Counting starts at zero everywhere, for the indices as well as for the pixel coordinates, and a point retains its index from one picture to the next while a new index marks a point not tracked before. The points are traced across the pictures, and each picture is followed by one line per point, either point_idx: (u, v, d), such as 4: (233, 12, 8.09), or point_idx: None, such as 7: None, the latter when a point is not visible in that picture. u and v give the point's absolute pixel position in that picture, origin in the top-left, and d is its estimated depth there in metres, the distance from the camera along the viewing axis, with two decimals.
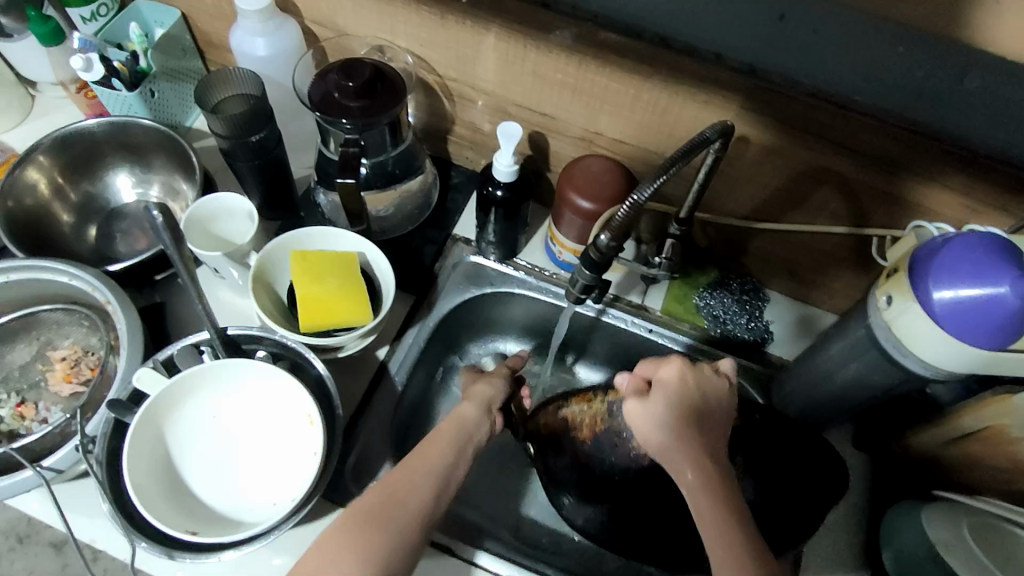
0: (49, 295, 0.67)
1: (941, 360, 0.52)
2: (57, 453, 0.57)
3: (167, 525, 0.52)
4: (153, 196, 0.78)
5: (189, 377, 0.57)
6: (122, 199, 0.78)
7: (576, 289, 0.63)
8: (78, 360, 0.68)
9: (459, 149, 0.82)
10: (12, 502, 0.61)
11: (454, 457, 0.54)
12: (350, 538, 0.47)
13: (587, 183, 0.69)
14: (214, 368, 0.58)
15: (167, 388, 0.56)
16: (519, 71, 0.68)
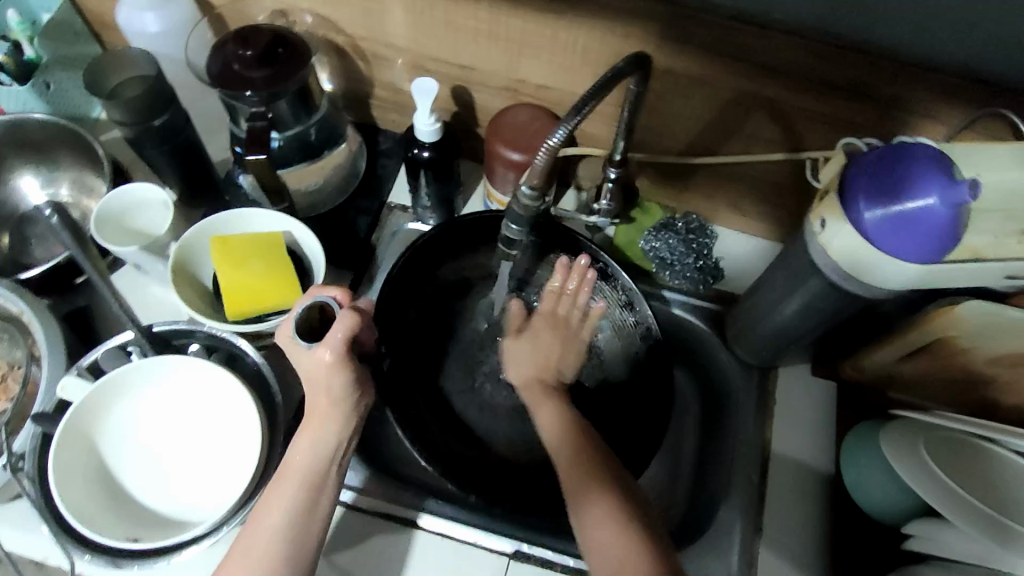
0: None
1: (878, 281, 0.51)
2: None
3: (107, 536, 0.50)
4: (64, 195, 0.74)
5: (110, 381, 0.54)
6: (32, 203, 0.74)
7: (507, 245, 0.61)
8: (4, 375, 0.64)
9: (384, 112, 0.78)
10: None
11: (307, 503, 0.50)
12: None
13: (515, 135, 0.67)
14: (138, 368, 0.55)
15: (89, 396, 0.53)
16: (430, 22, 0.64)
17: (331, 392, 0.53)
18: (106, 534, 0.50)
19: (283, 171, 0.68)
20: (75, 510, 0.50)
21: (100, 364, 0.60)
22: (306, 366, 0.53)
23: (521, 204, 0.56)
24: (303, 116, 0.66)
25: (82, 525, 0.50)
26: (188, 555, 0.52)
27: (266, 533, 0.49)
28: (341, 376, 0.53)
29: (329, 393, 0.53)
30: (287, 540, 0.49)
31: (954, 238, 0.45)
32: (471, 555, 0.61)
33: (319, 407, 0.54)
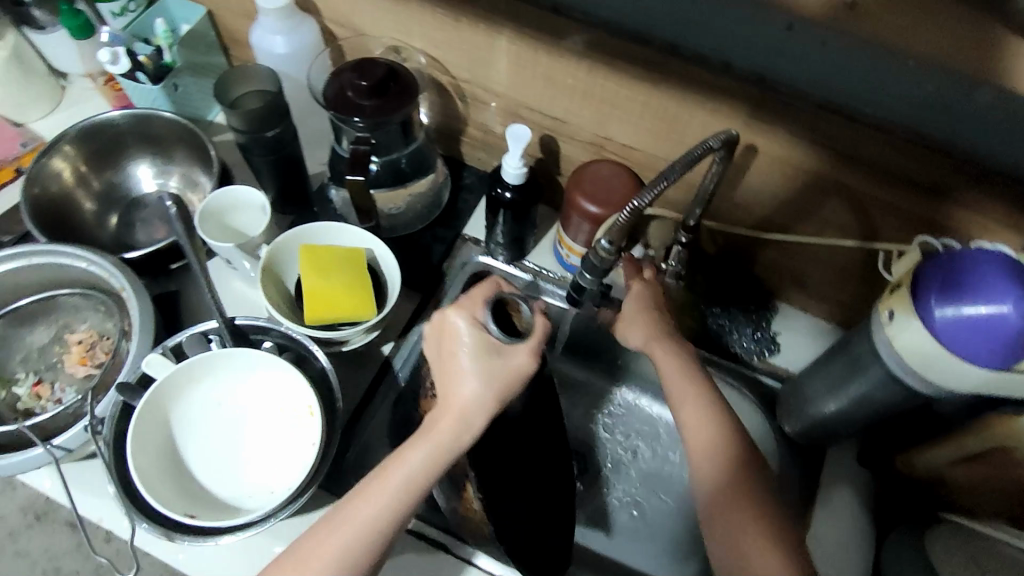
0: (60, 279, 0.69)
1: (943, 379, 0.51)
2: (68, 432, 0.59)
3: (167, 507, 0.53)
4: (172, 187, 0.80)
5: (194, 365, 0.59)
6: (142, 190, 0.80)
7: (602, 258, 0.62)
8: (93, 343, 0.70)
9: (471, 149, 0.83)
10: (24, 478, 0.64)
11: (394, 513, 0.49)
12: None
13: (595, 188, 0.70)
14: (222, 355, 0.59)
15: (173, 375, 0.58)
16: (532, 75, 0.68)
17: (473, 409, 0.51)
18: (169, 506, 0.54)
19: (373, 192, 0.72)
20: (145, 479, 0.54)
21: (183, 347, 0.64)
22: (476, 362, 0.51)
23: (599, 254, 0.62)
24: (399, 145, 0.71)
25: (150, 494, 0.53)
26: (235, 540, 0.54)
27: (338, 535, 0.49)
28: (516, 388, 0.52)
29: (467, 408, 0.51)
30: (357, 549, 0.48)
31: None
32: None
33: (457, 410, 0.51)
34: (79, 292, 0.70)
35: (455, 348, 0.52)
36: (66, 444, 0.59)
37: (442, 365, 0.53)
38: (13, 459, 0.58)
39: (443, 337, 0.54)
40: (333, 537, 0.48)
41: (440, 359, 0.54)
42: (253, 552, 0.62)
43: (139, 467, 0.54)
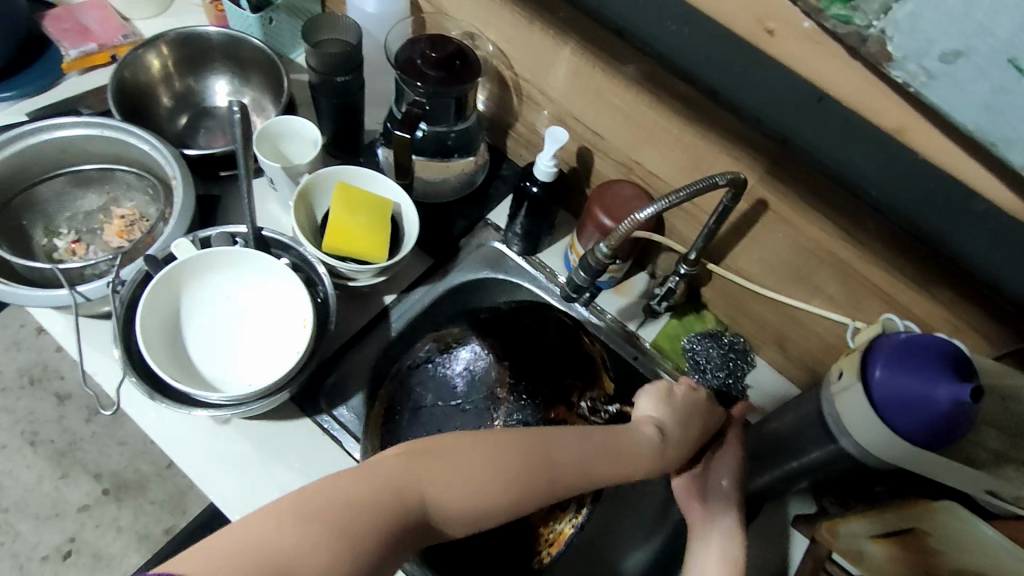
0: (123, 157, 0.76)
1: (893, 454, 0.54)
2: (92, 283, 0.65)
3: (159, 366, 0.59)
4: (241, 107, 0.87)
5: (220, 254, 0.65)
6: (215, 102, 0.87)
7: (598, 257, 0.71)
8: (133, 221, 0.77)
9: (515, 144, 0.88)
10: (40, 316, 0.71)
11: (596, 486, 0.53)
12: (512, 455, 0.49)
13: (614, 205, 0.75)
14: (244, 254, 0.66)
15: (197, 257, 0.64)
16: (584, 88, 0.74)
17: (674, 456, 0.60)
18: (163, 366, 0.60)
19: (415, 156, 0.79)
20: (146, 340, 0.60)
21: (210, 240, 0.70)
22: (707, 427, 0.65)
23: (595, 257, 0.71)
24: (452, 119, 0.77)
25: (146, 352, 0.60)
26: (205, 415, 0.60)
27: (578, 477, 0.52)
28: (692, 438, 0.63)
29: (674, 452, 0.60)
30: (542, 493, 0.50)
31: (962, 433, 0.50)
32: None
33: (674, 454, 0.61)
34: (136, 172, 0.76)
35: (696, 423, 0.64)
36: (90, 294, 0.65)
37: (670, 414, 0.62)
38: (39, 293, 0.63)
39: (677, 394, 0.65)
40: (542, 474, 0.50)
41: (661, 401, 0.63)
42: (216, 443, 0.69)
43: (145, 329, 0.61)
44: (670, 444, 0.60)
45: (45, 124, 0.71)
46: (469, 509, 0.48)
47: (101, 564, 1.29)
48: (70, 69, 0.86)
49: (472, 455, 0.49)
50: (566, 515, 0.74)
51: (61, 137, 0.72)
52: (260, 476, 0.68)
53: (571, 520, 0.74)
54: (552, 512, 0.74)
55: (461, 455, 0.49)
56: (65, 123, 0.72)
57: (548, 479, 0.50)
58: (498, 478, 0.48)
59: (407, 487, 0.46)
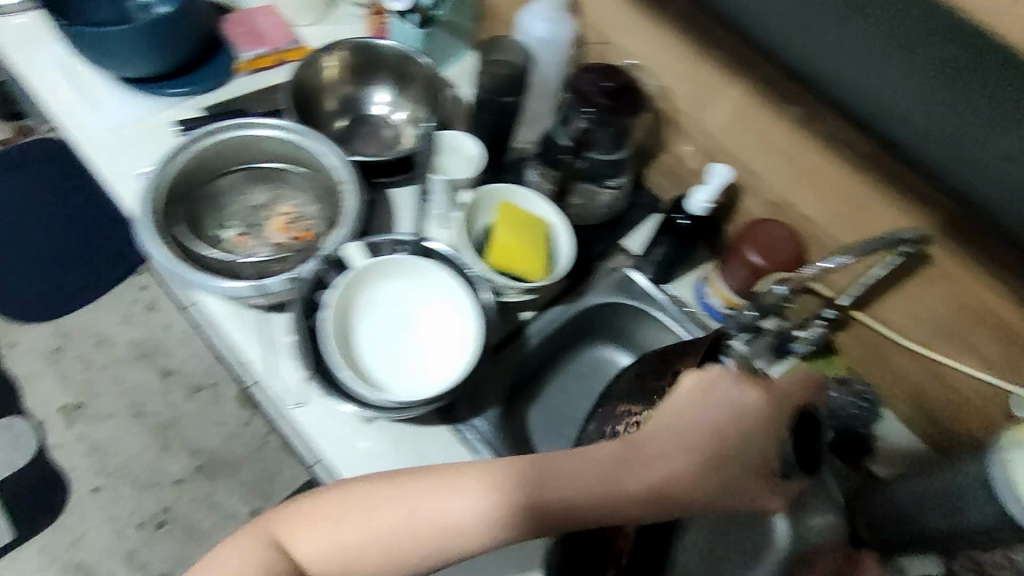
0: (301, 160, 0.80)
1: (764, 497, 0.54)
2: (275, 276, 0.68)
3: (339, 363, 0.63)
4: (396, 118, 0.91)
5: (395, 261, 0.69)
6: (373, 111, 0.91)
7: (774, 297, 0.73)
8: (296, 219, 0.80)
9: (656, 173, 0.90)
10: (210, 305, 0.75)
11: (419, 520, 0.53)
12: (354, 510, 0.54)
13: (765, 242, 0.76)
14: (418, 263, 0.70)
15: (378, 261, 0.68)
16: (746, 126, 0.75)
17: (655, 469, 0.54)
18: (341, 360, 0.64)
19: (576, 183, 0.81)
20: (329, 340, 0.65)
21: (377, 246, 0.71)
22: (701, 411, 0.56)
23: (769, 296, 0.73)
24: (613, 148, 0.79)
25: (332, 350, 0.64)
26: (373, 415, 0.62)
27: (400, 516, 0.53)
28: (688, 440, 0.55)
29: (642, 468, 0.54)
30: (543, 533, 0.53)
31: None
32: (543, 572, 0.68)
33: (718, 487, 0.54)
34: (308, 175, 0.81)
35: (701, 411, 0.56)
36: (271, 289, 0.68)
37: (691, 407, 0.56)
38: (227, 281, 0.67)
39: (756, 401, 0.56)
40: (399, 523, 0.53)
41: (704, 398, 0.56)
42: (356, 439, 0.72)
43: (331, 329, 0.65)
44: (721, 466, 0.54)
45: (241, 121, 0.76)
46: (322, 555, 0.54)
47: (189, 539, 1.34)
48: (241, 69, 0.91)
49: (332, 513, 0.54)
50: None
51: (250, 133, 0.77)
52: None
53: None
54: None
55: (323, 520, 0.54)
56: (258, 124, 0.77)
57: (362, 525, 0.53)
58: (333, 524, 0.54)
59: (274, 539, 0.54)
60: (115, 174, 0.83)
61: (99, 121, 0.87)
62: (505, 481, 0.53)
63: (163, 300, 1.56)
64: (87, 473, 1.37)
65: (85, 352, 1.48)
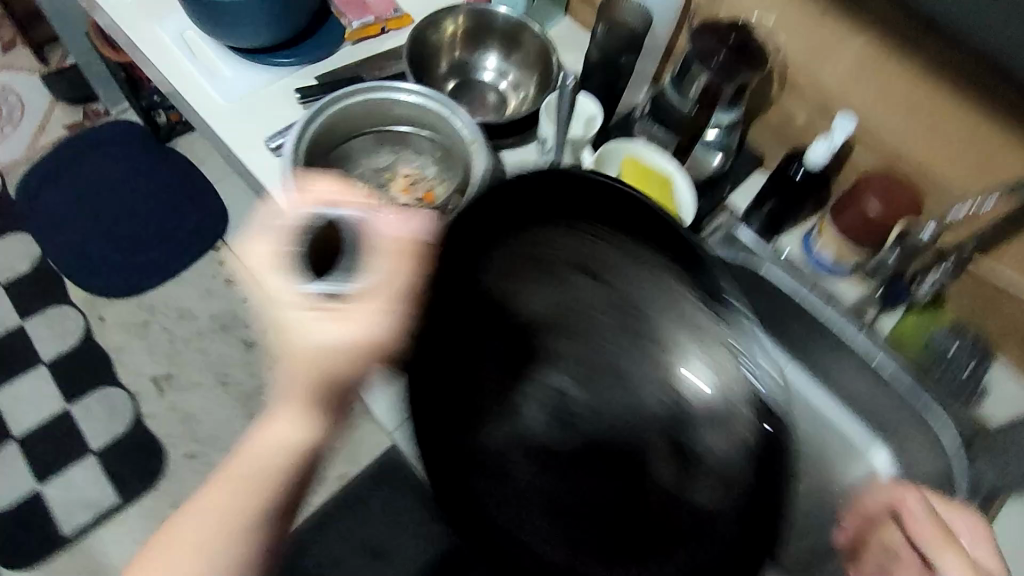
0: (427, 125, 0.82)
1: (305, 307, 0.52)
2: None
3: None
4: (503, 82, 0.93)
5: None
6: (480, 76, 0.93)
7: (923, 241, 0.77)
8: (418, 180, 0.83)
9: (759, 131, 0.91)
10: None
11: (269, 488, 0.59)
12: (215, 515, 0.58)
13: (881, 188, 0.79)
14: None
15: None
16: (866, 78, 0.76)
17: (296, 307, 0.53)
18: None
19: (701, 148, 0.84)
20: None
21: None
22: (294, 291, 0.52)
23: (918, 239, 0.78)
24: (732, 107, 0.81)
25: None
26: None
27: (230, 487, 0.59)
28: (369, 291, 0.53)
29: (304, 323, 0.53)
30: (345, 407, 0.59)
31: None
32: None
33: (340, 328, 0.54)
34: (432, 140, 0.83)
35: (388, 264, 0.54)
36: None
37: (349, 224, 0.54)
38: None
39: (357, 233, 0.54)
40: (240, 476, 0.59)
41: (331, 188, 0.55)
42: None
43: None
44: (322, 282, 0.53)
45: (372, 85, 0.79)
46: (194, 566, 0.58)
47: None
48: (349, 38, 0.93)
49: (202, 515, 0.58)
50: None
51: (380, 96, 0.80)
52: None
53: None
54: None
55: (186, 532, 0.58)
56: (388, 87, 0.79)
57: (226, 501, 0.59)
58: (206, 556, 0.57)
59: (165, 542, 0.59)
60: (241, 139, 0.87)
61: (220, 92, 0.91)
62: (307, 405, 0.58)
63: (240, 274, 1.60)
64: (182, 441, 1.42)
65: (171, 326, 1.53)
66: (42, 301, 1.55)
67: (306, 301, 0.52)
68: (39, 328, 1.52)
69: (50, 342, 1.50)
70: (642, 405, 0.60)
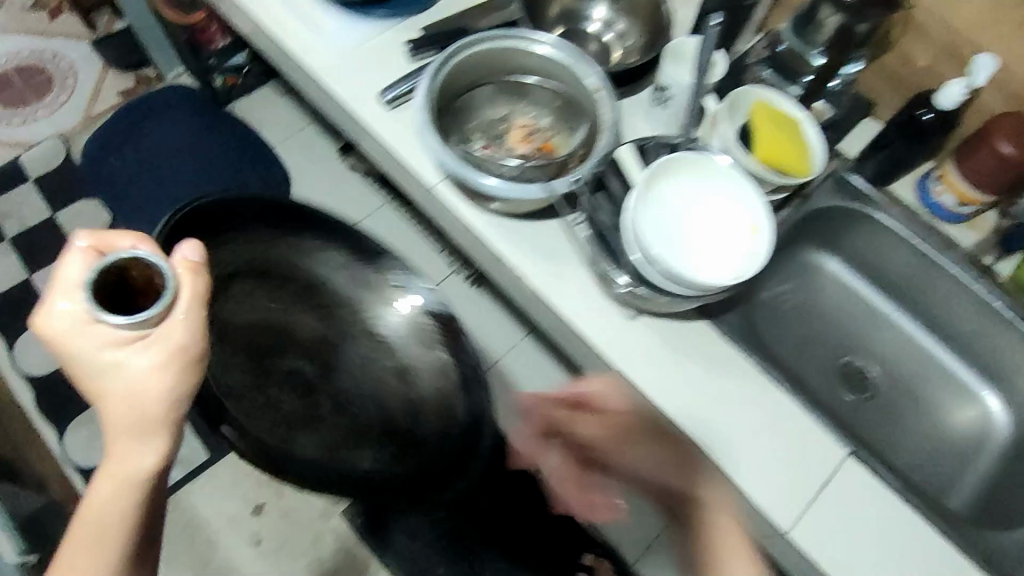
0: (548, 73, 0.80)
1: (117, 348, 0.49)
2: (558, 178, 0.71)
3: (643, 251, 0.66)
4: (612, 31, 0.91)
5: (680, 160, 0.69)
6: (587, 25, 0.92)
7: None
8: (536, 131, 0.82)
9: (873, 76, 0.89)
10: (466, 211, 0.81)
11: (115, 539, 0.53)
12: None
13: (1015, 130, 0.77)
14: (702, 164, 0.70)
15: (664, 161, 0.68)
16: (1003, 18, 0.74)
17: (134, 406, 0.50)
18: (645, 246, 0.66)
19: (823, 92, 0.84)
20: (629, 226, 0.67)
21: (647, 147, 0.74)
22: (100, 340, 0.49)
23: None
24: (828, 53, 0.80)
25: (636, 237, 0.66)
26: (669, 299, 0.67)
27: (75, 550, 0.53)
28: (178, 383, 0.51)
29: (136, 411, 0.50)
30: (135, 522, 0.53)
31: None
32: (820, 447, 0.74)
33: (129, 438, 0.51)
34: (552, 89, 0.81)
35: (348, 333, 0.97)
36: (556, 189, 0.71)
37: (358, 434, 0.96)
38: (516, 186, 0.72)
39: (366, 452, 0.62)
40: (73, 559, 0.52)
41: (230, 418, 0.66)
42: (631, 336, 0.76)
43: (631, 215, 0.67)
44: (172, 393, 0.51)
45: (494, 34, 0.77)
46: None
47: None
48: None
49: None
50: None
51: (502, 46, 0.77)
52: (677, 372, 0.76)
53: None
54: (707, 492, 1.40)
55: None
56: (510, 36, 0.77)
57: None
58: None
59: None
60: (353, 91, 0.86)
61: (325, 44, 0.89)
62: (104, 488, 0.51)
63: None
64: None
65: None
66: None
67: (122, 335, 0.50)
68: None
69: None
70: (417, 383, 0.97)
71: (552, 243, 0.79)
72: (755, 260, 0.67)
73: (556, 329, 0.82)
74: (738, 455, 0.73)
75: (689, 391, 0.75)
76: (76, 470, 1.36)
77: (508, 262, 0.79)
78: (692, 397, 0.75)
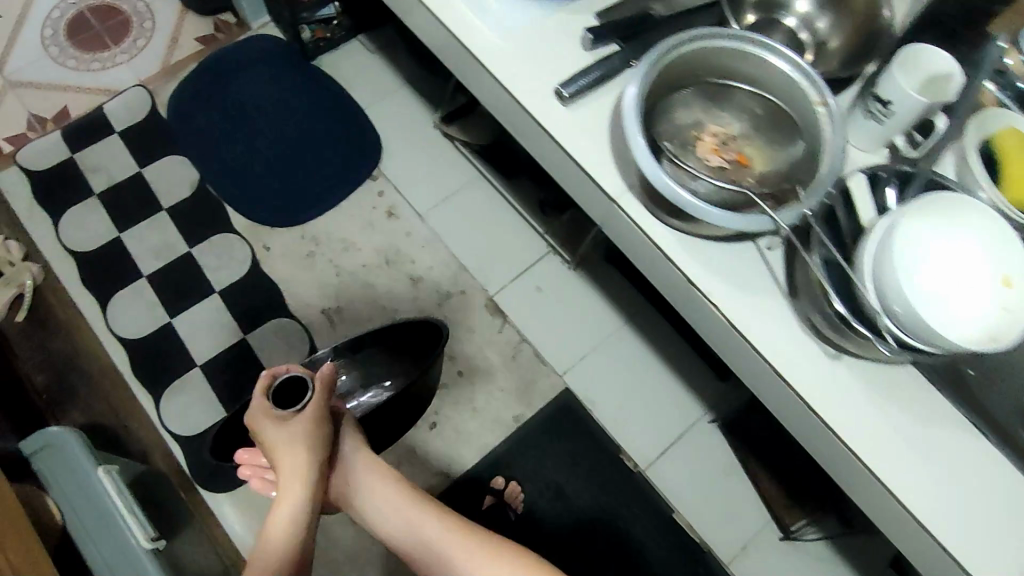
0: (756, 79, 0.72)
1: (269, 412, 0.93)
2: (790, 207, 0.64)
3: (886, 293, 0.60)
4: (817, 24, 0.80)
5: (933, 203, 0.63)
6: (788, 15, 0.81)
7: None
8: (727, 141, 0.74)
9: None
10: (652, 225, 0.74)
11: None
12: None
13: None
14: (957, 206, 0.63)
15: (917, 203, 0.62)
16: None
17: (279, 450, 0.90)
18: (889, 262, 0.60)
19: None
20: (877, 249, 0.62)
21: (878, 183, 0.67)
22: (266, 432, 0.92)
23: None
24: None
25: (879, 257, 0.61)
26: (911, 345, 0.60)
27: None
28: (308, 432, 0.91)
29: (285, 460, 0.89)
30: (296, 531, 0.83)
31: None
32: None
33: (287, 465, 0.88)
34: (755, 94, 0.73)
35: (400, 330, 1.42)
36: (782, 221, 0.64)
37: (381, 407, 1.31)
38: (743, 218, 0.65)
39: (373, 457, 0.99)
40: None
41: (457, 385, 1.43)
42: (831, 375, 0.71)
43: (881, 236, 0.62)
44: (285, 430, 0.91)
45: (706, 31, 0.68)
46: None
47: (460, 439, 1.41)
48: None
49: None
50: (808, 515, 1.37)
51: (720, 45, 0.69)
52: (879, 419, 0.71)
53: (808, 519, 1.38)
54: (795, 510, 1.38)
55: None
56: (726, 34, 0.68)
57: None
58: None
59: None
60: (528, 86, 0.79)
61: (494, 30, 0.81)
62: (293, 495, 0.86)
63: (401, 207, 1.57)
64: None
65: (336, 258, 1.52)
66: (205, 229, 1.52)
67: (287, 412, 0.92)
68: (205, 256, 1.50)
69: (218, 271, 1.49)
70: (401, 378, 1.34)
71: (745, 267, 0.73)
72: (1016, 326, 0.59)
73: (736, 359, 0.78)
74: (958, 528, 0.67)
75: (891, 441, 0.70)
76: (173, 439, 1.36)
77: (697, 287, 0.74)
78: (896, 448, 0.70)
